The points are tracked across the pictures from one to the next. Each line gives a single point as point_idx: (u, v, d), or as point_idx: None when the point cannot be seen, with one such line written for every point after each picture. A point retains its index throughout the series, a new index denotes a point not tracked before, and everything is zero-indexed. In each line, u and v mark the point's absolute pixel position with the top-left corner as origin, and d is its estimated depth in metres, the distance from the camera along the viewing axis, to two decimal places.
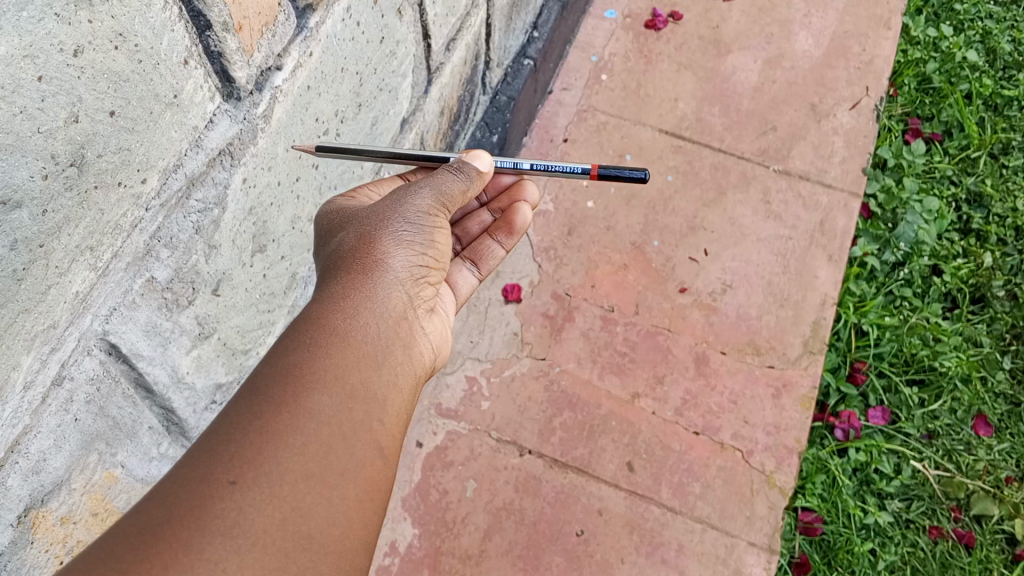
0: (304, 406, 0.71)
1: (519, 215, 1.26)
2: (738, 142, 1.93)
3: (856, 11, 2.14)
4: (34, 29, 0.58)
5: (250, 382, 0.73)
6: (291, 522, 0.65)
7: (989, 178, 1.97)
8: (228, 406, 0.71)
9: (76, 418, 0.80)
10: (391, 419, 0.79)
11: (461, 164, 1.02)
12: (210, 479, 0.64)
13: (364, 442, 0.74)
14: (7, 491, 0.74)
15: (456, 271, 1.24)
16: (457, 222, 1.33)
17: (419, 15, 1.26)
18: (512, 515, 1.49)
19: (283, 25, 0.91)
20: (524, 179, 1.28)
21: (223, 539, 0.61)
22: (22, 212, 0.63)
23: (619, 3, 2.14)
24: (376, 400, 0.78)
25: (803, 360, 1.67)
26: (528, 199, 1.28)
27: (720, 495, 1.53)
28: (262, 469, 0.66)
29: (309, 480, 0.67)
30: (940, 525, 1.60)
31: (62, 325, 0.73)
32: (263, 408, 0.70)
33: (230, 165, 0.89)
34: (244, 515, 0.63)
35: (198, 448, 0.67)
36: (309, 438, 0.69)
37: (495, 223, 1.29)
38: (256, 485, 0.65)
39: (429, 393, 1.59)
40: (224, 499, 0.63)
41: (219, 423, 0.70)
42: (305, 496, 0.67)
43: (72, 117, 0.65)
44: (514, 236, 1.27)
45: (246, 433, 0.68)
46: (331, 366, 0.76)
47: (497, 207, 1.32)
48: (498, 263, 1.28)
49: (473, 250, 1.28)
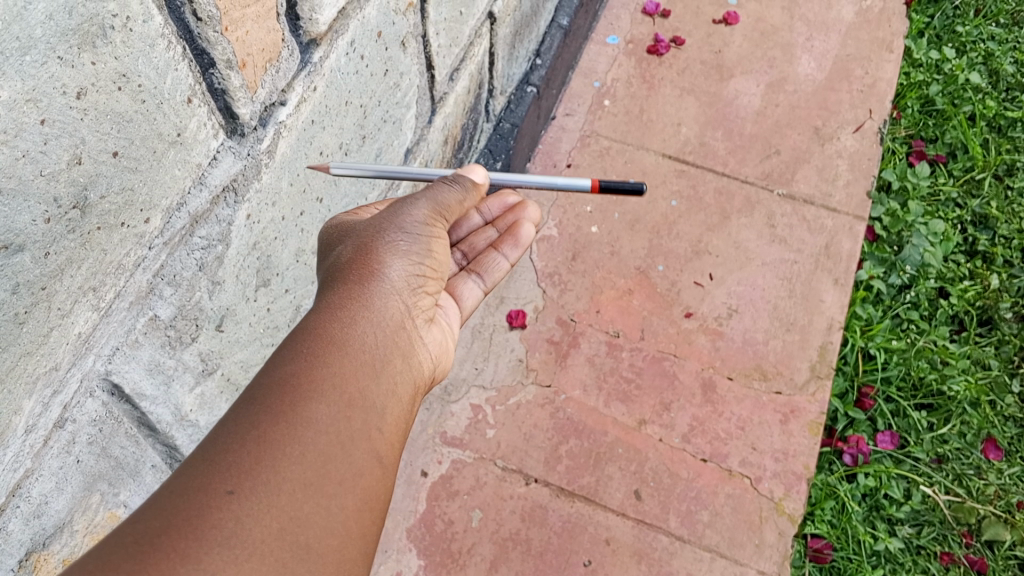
0: (302, 415, 0.70)
1: (524, 231, 1.27)
2: (741, 166, 1.93)
3: (858, 35, 2.15)
4: (37, 74, 0.58)
5: (248, 392, 0.72)
6: (289, 532, 0.64)
7: (994, 200, 1.96)
8: (227, 415, 0.70)
9: (78, 460, 0.79)
10: (389, 428, 0.78)
11: (457, 177, 1.02)
12: (208, 490, 0.63)
13: (362, 451, 0.73)
14: (7, 536, 0.73)
15: (460, 284, 1.22)
16: (462, 239, 1.32)
17: (423, 47, 1.27)
18: (517, 545, 1.46)
19: (287, 61, 0.91)
20: (526, 201, 1.31)
21: (219, 550, 0.59)
22: (23, 255, 0.63)
23: (621, 30, 2.16)
24: (375, 408, 0.77)
25: (810, 386, 1.65)
26: (530, 217, 1.29)
27: (729, 523, 1.50)
28: (260, 479, 0.65)
29: (308, 489, 0.66)
30: (951, 552, 1.57)
31: (64, 367, 0.73)
32: (262, 417, 0.69)
33: (233, 201, 0.89)
34: (241, 525, 0.61)
35: (197, 458, 0.66)
36: (307, 447, 0.68)
37: (501, 238, 1.28)
38: (252, 495, 0.63)
39: (433, 422, 1.58)
40: (221, 509, 0.62)
41: (217, 434, 0.68)
42: (302, 506, 0.65)
43: (75, 159, 0.65)
44: (519, 249, 1.26)
45: (244, 443, 0.67)
46: (328, 375, 0.75)
47: (501, 225, 1.31)
48: (504, 276, 1.25)
49: (478, 264, 1.25)
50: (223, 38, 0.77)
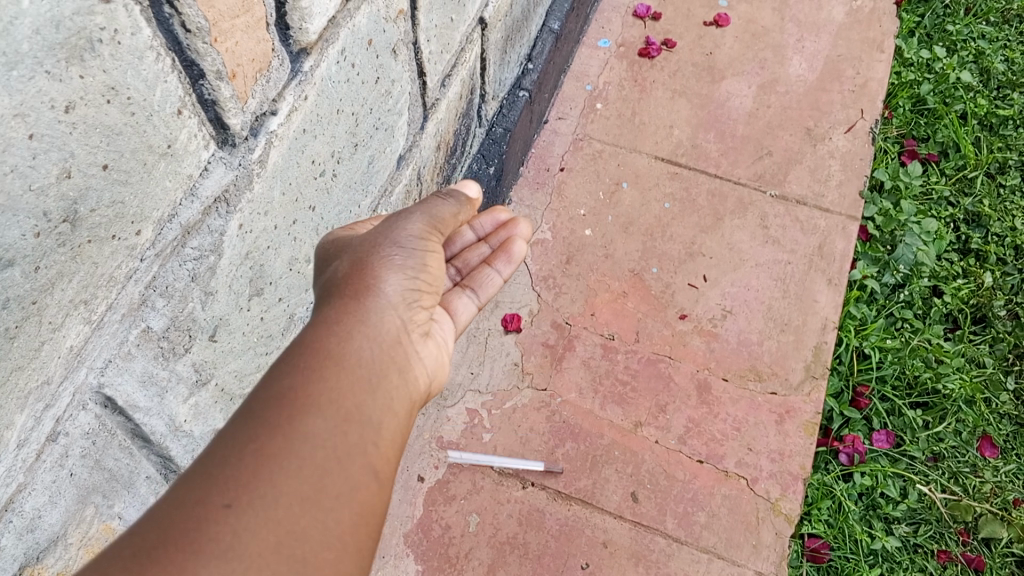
0: (299, 430, 0.70)
1: (517, 247, 1.29)
2: (734, 167, 1.94)
3: (848, 35, 2.16)
4: (25, 88, 0.58)
5: (244, 407, 0.72)
6: (285, 546, 0.64)
7: (986, 198, 1.97)
8: (223, 431, 0.70)
9: (72, 473, 0.79)
10: (386, 442, 0.77)
11: (450, 193, 1.09)
12: (204, 503, 0.63)
13: (358, 465, 0.72)
14: (1, 551, 0.72)
15: (455, 298, 1.20)
16: (455, 254, 1.32)
17: (414, 53, 1.27)
18: (515, 549, 1.46)
19: (277, 71, 0.91)
20: (518, 218, 1.35)
21: (217, 563, 0.60)
22: (14, 270, 0.63)
23: (612, 33, 2.16)
24: (371, 423, 0.77)
25: (805, 386, 1.66)
26: (521, 235, 1.33)
27: (726, 524, 1.50)
28: (256, 493, 0.65)
29: (304, 503, 0.66)
30: (948, 549, 1.57)
31: (56, 381, 0.73)
32: (258, 431, 0.69)
33: (225, 211, 0.89)
34: (238, 538, 0.61)
35: (193, 472, 0.66)
36: (303, 462, 0.68)
37: (494, 254, 1.30)
38: (250, 508, 0.63)
39: (429, 427, 1.58)
40: (218, 522, 0.62)
41: (213, 448, 0.68)
42: (299, 520, 0.65)
43: (65, 173, 0.65)
44: (512, 265, 1.28)
45: (240, 457, 0.67)
46: (325, 389, 0.75)
47: (494, 242, 1.34)
48: (497, 292, 1.26)
49: (472, 279, 1.25)
50: (212, 49, 0.77)
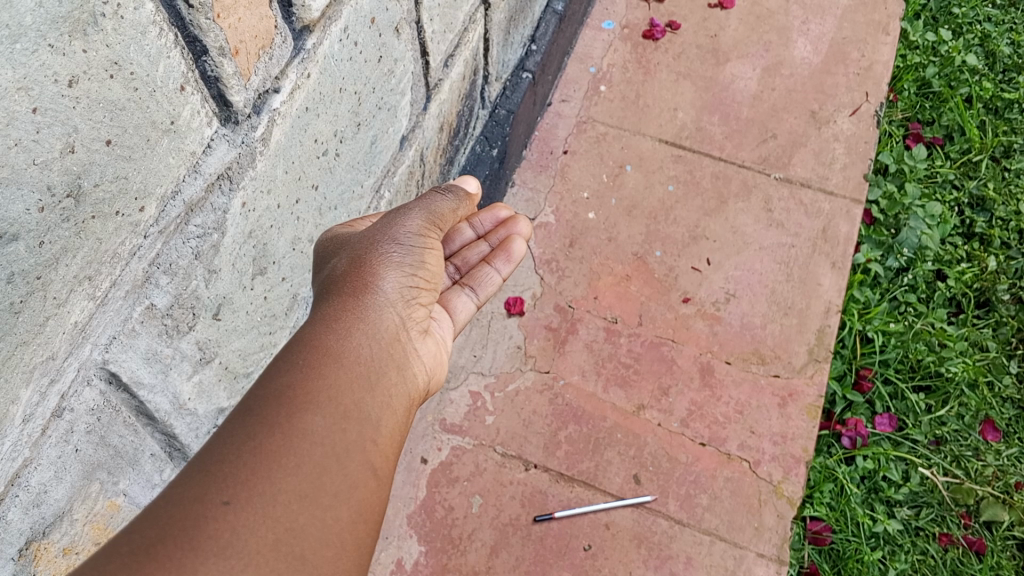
0: (298, 427, 0.71)
1: (516, 244, 1.28)
2: (738, 150, 1.93)
3: (854, 17, 2.14)
4: (28, 61, 0.58)
5: (242, 405, 0.73)
6: (284, 543, 0.64)
7: (991, 182, 1.96)
8: (221, 427, 0.71)
9: (76, 449, 0.80)
10: (385, 440, 0.78)
11: (447, 189, 1.08)
12: (203, 500, 0.63)
13: (357, 463, 0.73)
14: (7, 525, 0.73)
15: (454, 297, 1.21)
16: (455, 253, 1.32)
17: (417, 33, 1.26)
18: (518, 530, 1.47)
19: (280, 48, 0.90)
20: (518, 215, 1.33)
21: (216, 561, 0.60)
22: (18, 244, 0.63)
23: (616, 14, 2.15)
24: (370, 420, 0.77)
25: (809, 368, 1.66)
26: (520, 233, 1.32)
27: (728, 506, 1.51)
28: (256, 491, 0.65)
29: (303, 501, 0.67)
30: (950, 533, 1.58)
31: (61, 356, 0.73)
32: (257, 429, 0.69)
33: (229, 189, 0.89)
34: (238, 536, 0.62)
35: (192, 468, 0.66)
36: (302, 459, 0.69)
37: (493, 252, 1.29)
38: (249, 506, 0.64)
39: (432, 409, 1.58)
40: (218, 520, 0.62)
41: (211, 446, 0.69)
42: (298, 517, 0.66)
43: (68, 148, 0.65)
44: (512, 263, 1.27)
45: (240, 454, 0.67)
46: (324, 387, 0.75)
47: (493, 240, 1.33)
48: (496, 290, 1.25)
49: (471, 277, 1.25)
50: (215, 25, 0.77)
